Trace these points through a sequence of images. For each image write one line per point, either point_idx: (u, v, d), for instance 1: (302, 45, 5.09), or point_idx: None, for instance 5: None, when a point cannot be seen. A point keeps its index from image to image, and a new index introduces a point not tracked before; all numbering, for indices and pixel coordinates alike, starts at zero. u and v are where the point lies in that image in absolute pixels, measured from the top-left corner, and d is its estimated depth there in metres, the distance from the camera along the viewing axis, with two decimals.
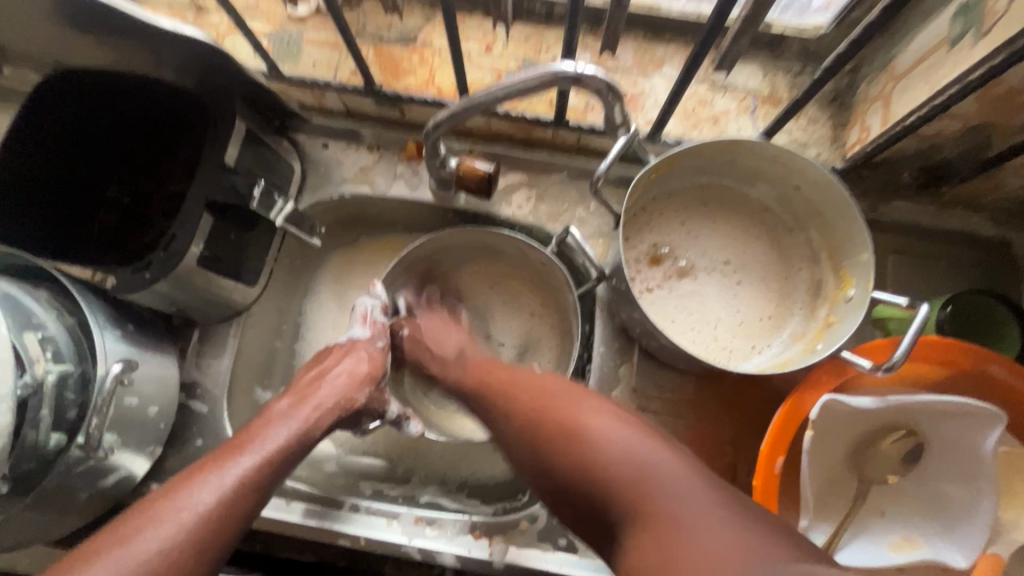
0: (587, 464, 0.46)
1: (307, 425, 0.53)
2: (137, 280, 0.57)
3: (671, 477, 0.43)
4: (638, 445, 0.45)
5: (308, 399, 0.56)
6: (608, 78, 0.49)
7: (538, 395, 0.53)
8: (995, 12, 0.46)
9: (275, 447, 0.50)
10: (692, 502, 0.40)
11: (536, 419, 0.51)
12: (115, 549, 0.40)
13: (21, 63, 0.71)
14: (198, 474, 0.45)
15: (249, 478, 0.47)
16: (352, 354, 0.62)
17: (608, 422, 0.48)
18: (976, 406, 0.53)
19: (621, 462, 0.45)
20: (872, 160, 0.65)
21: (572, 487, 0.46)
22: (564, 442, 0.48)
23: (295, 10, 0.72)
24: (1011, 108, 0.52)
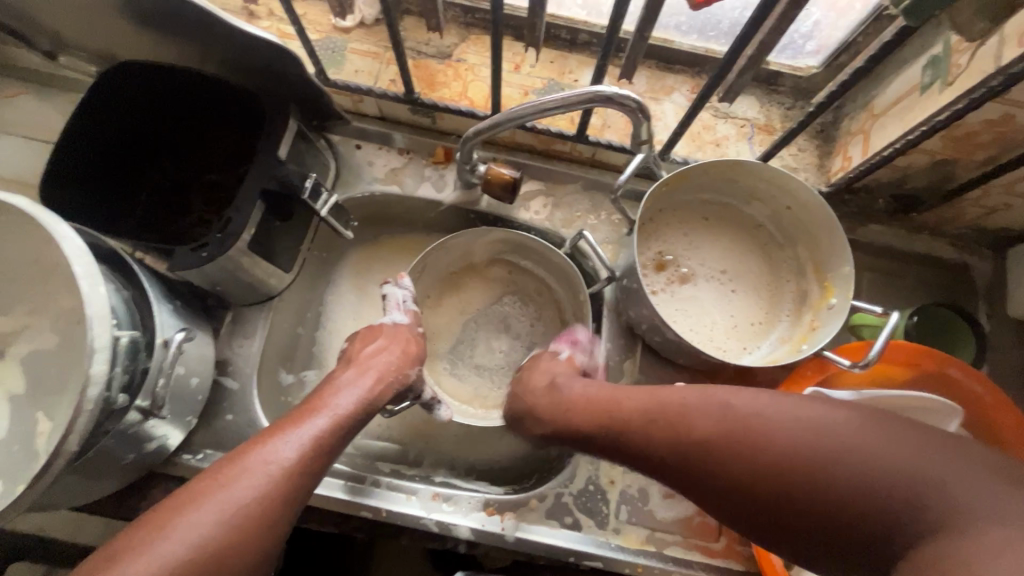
0: (810, 486, 0.43)
1: (370, 394, 0.59)
2: (193, 258, 0.61)
3: (940, 469, 0.40)
4: (867, 437, 0.43)
5: (369, 372, 0.62)
6: (639, 99, 0.56)
7: (716, 428, 0.49)
8: (957, 66, 0.55)
9: (343, 411, 0.56)
10: (968, 487, 0.39)
11: (715, 440, 0.48)
12: (217, 489, 0.45)
13: (78, 53, 0.75)
14: (279, 431, 0.51)
15: (324, 436, 0.53)
16: (399, 336, 0.67)
17: (793, 421, 0.46)
18: (935, 400, 0.61)
19: (849, 482, 0.42)
20: (852, 186, 0.74)
21: (800, 514, 0.43)
22: (771, 464, 0.45)
23: (342, 21, 0.78)
24: (970, 147, 0.61)
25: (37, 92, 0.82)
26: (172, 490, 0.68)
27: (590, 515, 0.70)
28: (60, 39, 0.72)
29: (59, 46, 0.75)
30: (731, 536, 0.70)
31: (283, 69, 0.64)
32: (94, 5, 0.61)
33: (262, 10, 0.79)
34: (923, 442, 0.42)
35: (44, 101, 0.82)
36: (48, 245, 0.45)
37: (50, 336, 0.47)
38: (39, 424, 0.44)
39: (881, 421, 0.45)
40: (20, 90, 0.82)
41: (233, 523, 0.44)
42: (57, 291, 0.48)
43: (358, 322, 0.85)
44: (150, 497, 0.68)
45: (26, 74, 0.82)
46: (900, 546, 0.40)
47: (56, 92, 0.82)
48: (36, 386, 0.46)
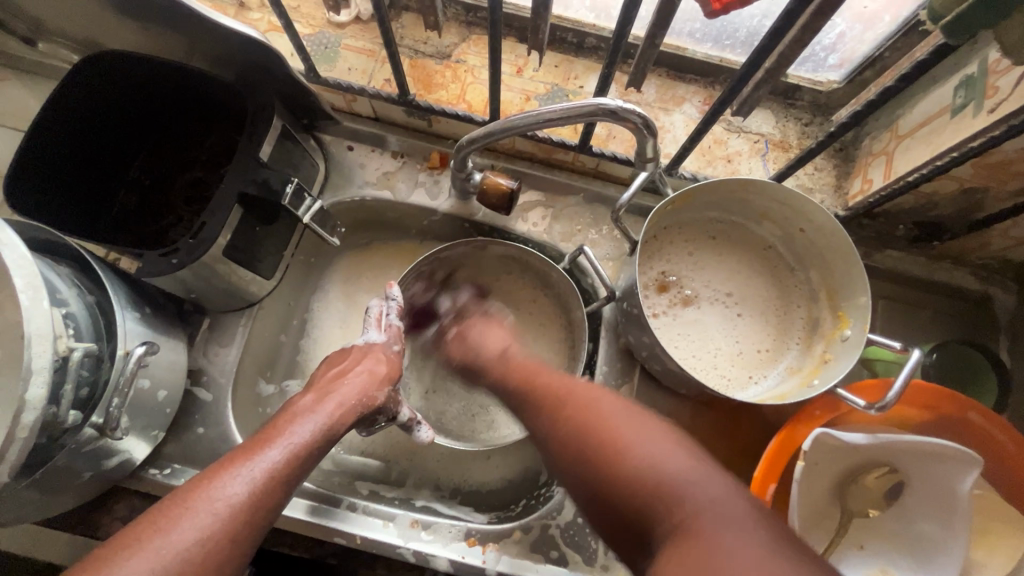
0: (619, 476, 0.43)
1: (331, 421, 0.55)
2: (163, 264, 0.57)
3: (712, 505, 0.39)
4: (689, 469, 0.42)
5: (329, 397, 0.58)
6: (646, 115, 0.52)
7: (586, 411, 0.49)
8: (996, 88, 0.51)
9: (300, 441, 0.52)
10: (726, 523, 0.38)
11: (572, 425, 0.49)
12: (152, 538, 0.42)
13: (58, 40, 0.72)
14: (227, 466, 0.48)
15: (280, 469, 0.49)
16: (371, 356, 0.63)
17: (637, 436, 0.45)
18: (953, 448, 0.56)
19: (658, 474, 0.42)
20: (872, 211, 0.69)
21: (606, 501, 0.44)
22: (599, 454, 0.46)
23: (336, 16, 0.74)
24: (1003, 175, 0.56)
25: (18, 78, 0.78)
26: (137, 505, 0.65)
27: (578, 550, 0.66)
28: (39, 25, 0.69)
29: (38, 32, 0.71)
30: None
31: (267, 65, 0.60)
32: None
33: (253, 1, 0.75)
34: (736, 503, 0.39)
35: (23, 89, 0.78)
36: None
37: None
38: None
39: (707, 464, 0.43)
40: None
41: (172, 573, 0.40)
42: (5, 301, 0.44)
43: (344, 331, 0.81)
44: (114, 513, 0.64)
45: (6, 60, 0.78)
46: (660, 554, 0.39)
47: (37, 79, 0.78)
48: None
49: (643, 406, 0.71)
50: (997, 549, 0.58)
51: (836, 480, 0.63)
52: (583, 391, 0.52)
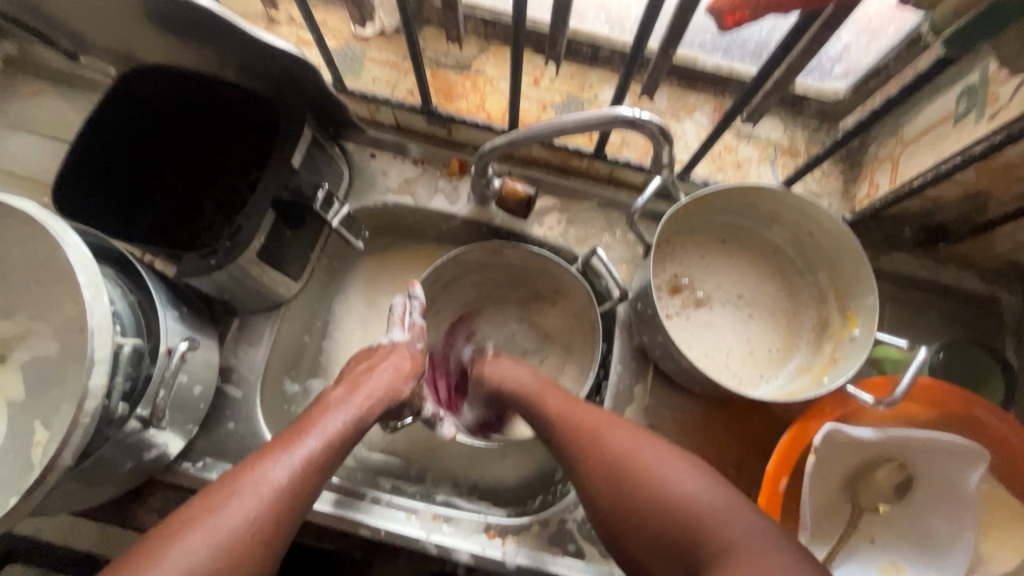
0: (662, 511, 0.49)
1: (362, 412, 0.58)
2: (202, 265, 0.60)
3: (749, 534, 0.46)
4: (721, 501, 0.49)
5: (360, 389, 0.60)
6: (662, 124, 0.55)
7: (616, 446, 0.55)
8: (997, 96, 0.53)
9: (335, 430, 0.54)
10: (757, 545, 0.45)
11: (605, 458, 0.54)
12: (206, 518, 0.45)
13: (98, 54, 0.75)
14: (269, 452, 0.50)
15: (317, 456, 0.51)
16: (397, 351, 0.66)
17: (670, 473, 0.51)
18: (962, 444, 0.59)
19: (698, 507, 0.48)
20: (879, 214, 0.71)
21: (649, 530, 0.50)
22: (640, 491, 0.51)
23: (361, 30, 0.77)
24: (1006, 180, 0.58)
25: (58, 91, 0.83)
26: (171, 497, 0.67)
27: (595, 543, 0.68)
28: (81, 40, 0.73)
29: (80, 46, 0.75)
30: None
31: (299, 77, 0.64)
32: (108, 9, 0.61)
33: (282, 16, 0.78)
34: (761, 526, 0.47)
35: (63, 100, 0.82)
36: (55, 253, 0.45)
37: (52, 343, 0.47)
38: (37, 434, 0.44)
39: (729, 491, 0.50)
40: (40, 88, 0.82)
41: (225, 550, 0.44)
42: (62, 298, 0.47)
43: (366, 332, 0.84)
44: (148, 505, 0.67)
45: (46, 73, 0.83)
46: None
47: (76, 92, 0.83)
48: (36, 396, 0.46)
49: (657, 404, 0.73)
50: (1005, 543, 0.60)
51: (848, 475, 0.65)
52: (610, 425, 0.58)
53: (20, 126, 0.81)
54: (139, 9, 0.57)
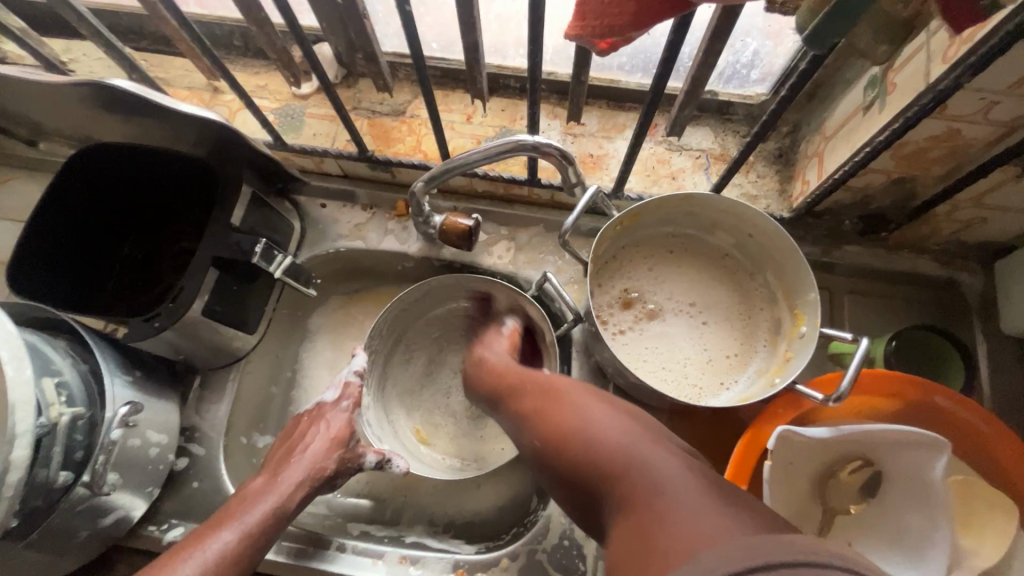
0: (583, 453, 0.45)
1: (283, 500, 0.61)
2: (147, 329, 0.62)
3: (664, 465, 0.41)
4: (632, 439, 0.44)
5: (282, 477, 0.63)
6: (561, 147, 0.56)
7: (547, 397, 0.53)
8: (893, 85, 0.54)
9: (253, 521, 0.58)
10: (676, 484, 0.39)
11: (544, 413, 0.52)
12: None
13: (55, 139, 0.80)
14: (181, 552, 0.54)
15: (229, 550, 0.55)
16: (321, 421, 0.68)
17: (592, 416, 0.48)
18: (925, 435, 0.56)
19: (610, 445, 0.44)
20: (815, 210, 0.71)
21: (573, 476, 0.46)
22: (561, 432, 0.48)
23: (299, 89, 0.81)
24: (924, 163, 0.58)
25: (24, 177, 0.87)
26: (138, 562, 0.67)
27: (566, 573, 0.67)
28: (37, 128, 0.77)
29: (38, 134, 0.79)
30: None
31: (231, 142, 0.66)
32: (49, 98, 0.65)
33: (225, 84, 0.82)
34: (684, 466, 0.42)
35: (29, 185, 0.87)
36: None
37: None
38: None
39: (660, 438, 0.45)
40: (8, 176, 0.87)
41: None
42: None
43: (332, 378, 0.85)
44: (116, 573, 0.67)
45: (13, 162, 0.88)
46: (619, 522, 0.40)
47: (42, 176, 0.87)
48: None
49: None
50: (982, 535, 0.58)
51: (814, 479, 0.63)
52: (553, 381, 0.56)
53: None
54: (73, 97, 0.62)
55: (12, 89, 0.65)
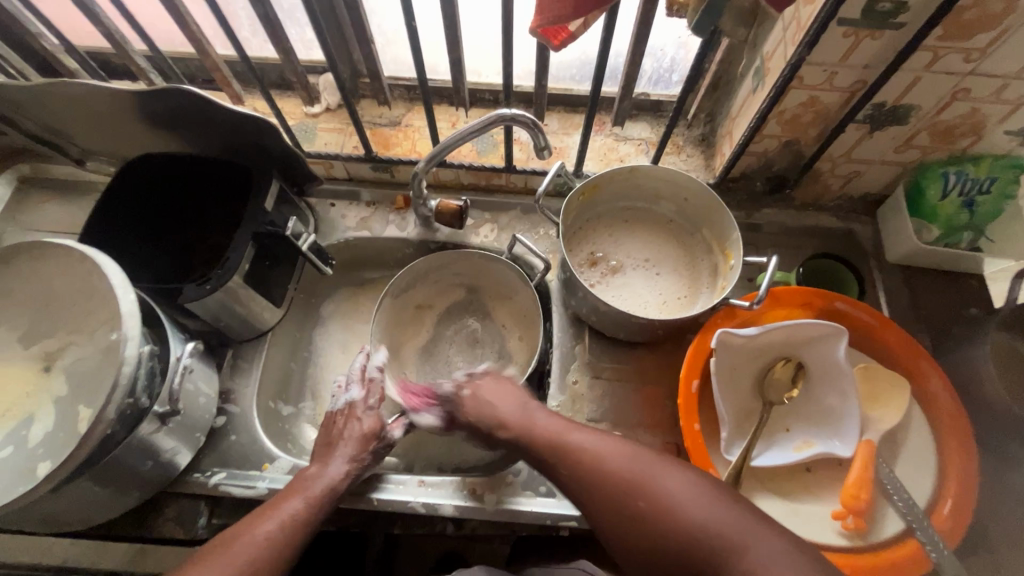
0: (664, 518, 0.54)
1: (336, 480, 0.70)
2: (200, 291, 0.74)
3: (757, 544, 0.50)
4: (715, 504, 0.54)
5: (330, 460, 0.72)
6: (533, 117, 0.72)
7: (619, 470, 0.59)
8: (767, 68, 0.74)
9: (317, 494, 0.68)
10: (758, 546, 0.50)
11: (584, 457, 0.61)
12: (210, 560, 0.58)
13: (101, 158, 0.93)
14: (258, 514, 0.64)
15: (296, 517, 0.65)
16: (354, 417, 0.77)
17: (672, 489, 0.56)
18: (824, 324, 0.73)
19: (692, 513, 0.53)
20: (733, 176, 0.91)
21: (643, 518, 0.55)
22: (649, 525, 0.55)
23: (311, 109, 0.98)
24: (801, 126, 0.79)
25: (64, 197, 1.00)
26: (185, 506, 0.76)
27: None
28: (86, 148, 0.90)
29: (86, 154, 0.93)
30: None
31: (263, 142, 0.81)
32: (113, 113, 0.78)
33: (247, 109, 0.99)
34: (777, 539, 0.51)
35: (70, 202, 0.99)
36: (92, 272, 0.59)
37: (88, 346, 0.59)
38: (79, 413, 0.56)
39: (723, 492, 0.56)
40: (51, 196, 0.99)
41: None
42: (94, 310, 0.60)
43: (345, 354, 0.97)
44: (165, 516, 0.75)
45: (55, 184, 1.00)
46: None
47: (82, 195, 1.00)
48: (78, 387, 0.58)
49: (597, 358, 0.87)
50: (886, 405, 0.73)
51: (754, 378, 0.78)
52: (616, 458, 0.60)
53: (33, 228, 0.97)
54: (130, 105, 0.76)
55: (76, 107, 0.79)
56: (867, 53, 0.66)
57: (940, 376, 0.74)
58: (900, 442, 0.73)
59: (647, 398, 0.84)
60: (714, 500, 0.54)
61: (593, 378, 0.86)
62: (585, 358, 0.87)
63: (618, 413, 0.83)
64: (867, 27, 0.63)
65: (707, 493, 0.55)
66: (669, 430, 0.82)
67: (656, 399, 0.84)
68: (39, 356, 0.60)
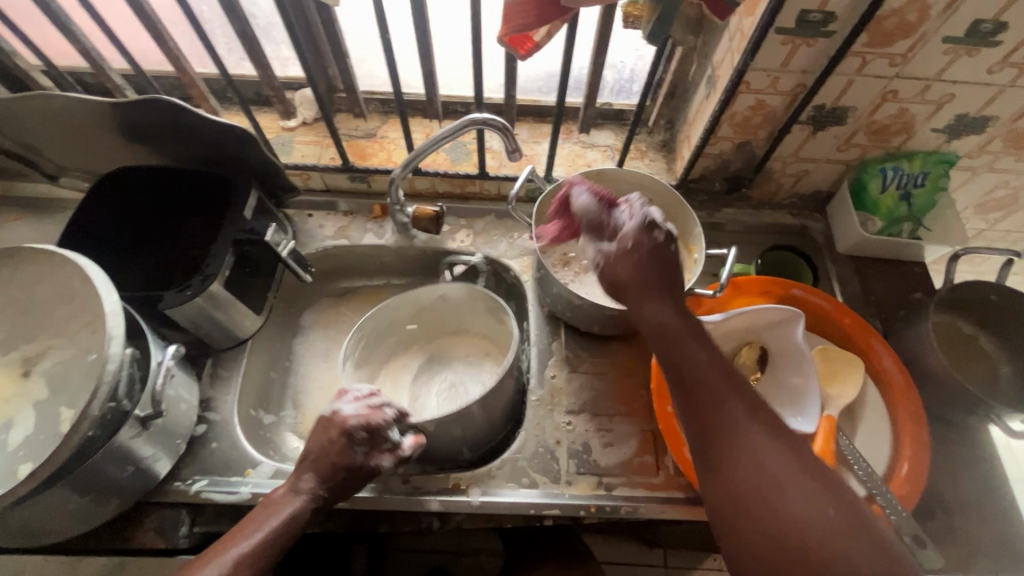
0: (780, 526, 0.50)
1: (300, 507, 0.65)
2: (180, 297, 0.75)
3: None
4: (845, 544, 0.48)
5: (300, 483, 0.67)
6: (503, 120, 0.76)
7: (746, 461, 0.53)
8: (717, 74, 0.81)
9: (277, 524, 0.63)
10: None
11: (719, 425, 0.56)
12: None
13: (74, 175, 0.93)
14: (214, 551, 0.59)
15: (256, 551, 0.60)
16: (339, 434, 0.68)
17: (801, 508, 0.50)
18: (782, 310, 0.77)
19: (812, 541, 0.49)
20: (693, 177, 0.97)
21: (754, 513, 0.51)
22: (763, 500, 0.51)
23: (288, 123, 1.01)
24: (751, 128, 0.85)
25: (35, 214, 0.99)
26: (166, 515, 0.75)
27: (545, 473, 0.80)
28: (60, 164, 0.90)
29: (60, 170, 0.93)
30: (670, 471, 0.80)
31: (241, 153, 0.83)
32: (93, 128, 0.80)
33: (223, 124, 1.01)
34: None
35: (42, 220, 0.98)
36: (73, 277, 0.60)
37: (68, 349, 0.60)
38: (61, 415, 0.56)
39: (863, 534, 0.49)
40: (21, 214, 0.98)
41: None
42: (75, 313, 0.61)
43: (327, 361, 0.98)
44: (145, 526, 0.74)
45: (26, 202, 1.00)
46: None
47: (54, 212, 0.99)
48: (59, 389, 0.58)
49: (573, 352, 0.90)
50: (843, 383, 0.78)
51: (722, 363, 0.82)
52: (747, 434, 0.55)
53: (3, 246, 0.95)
54: (109, 118, 0.77)
55: (54, 122, 0.80)
56: (804, 59, 0.73)
57: (890, 353, 0.79)
58: (858, 417, 0.78)
59: (622, 389, 0.88)
60: (840, 507, 0.50)
61: (570, 372, 0.89)
62: (562, 353, 0.90)
63: (595, 404, 0.86)
64: (802, 36, 0.70)
65: (832, 492, 0.51)
66: (645, 418, 0.85)
67: (631, 389, 0.87)
68: (18, 362, 0.60)
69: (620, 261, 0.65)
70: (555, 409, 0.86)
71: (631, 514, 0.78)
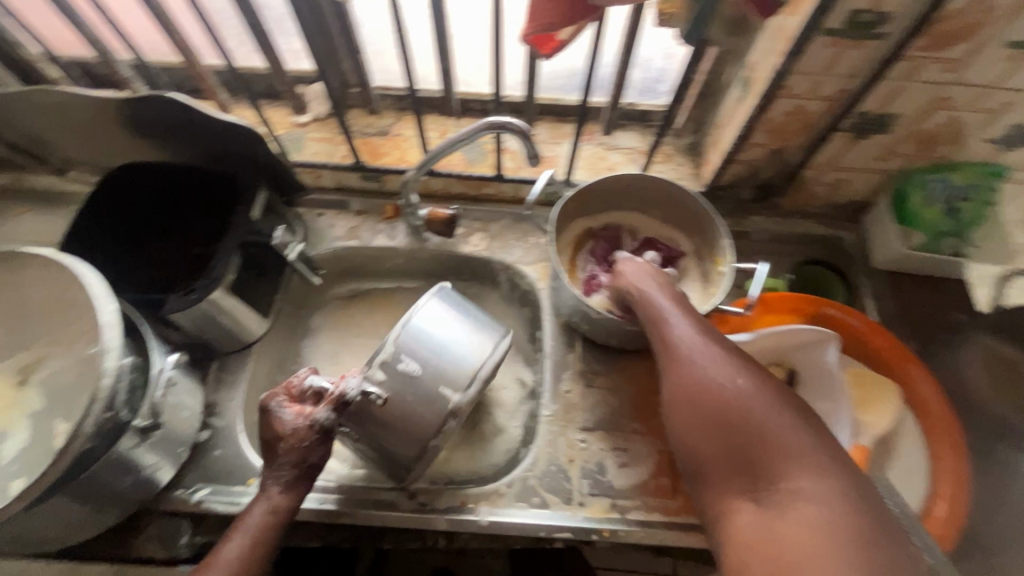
0: (723, 410, 0.54)
1: (274, 501, 0.64)
2: (185, 303, 0.72)
3: (803, 470, 0.49)
4: (783, 425, 0.52)
5: (269, 479, 0.65)
6: (523, 125, 0.72)
7: (696, 362, 0.58)
8: (754, 77, 0.75)
9: (253, 528, 0.62)
10: (809, 479, 0.48)
11: (673, 336, 0.62)
12: None
13: (82, 168, 0.91)
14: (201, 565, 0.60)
15: (240, 556, 0.60)
16: (290, 430, 0.64)
17: (746, 395, 0.54)
18: (818, 330, 0.74)
19: (754, 421, 0.53)
20: (722, 184, 0.91)
21: (702, 403, 0.56)
22: (731, 423, 0.54)
23: (300, 118, 0.97)
24: (788, 134, 0.80)
25: (43, 207, 0.97)
26: (167, 524, 0.74)
27: (556, 493, 0.77)
28: (67, 157, 0.88)
29: (68, 164, 0.90)
30: (687, 495, 0.77)
31: (250, 152, 0.80)
32: (100, 123, 0.78)
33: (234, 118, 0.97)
34: (832, 482, 0.48)
35: (50, 213, 0.97)
36: (71, 283, 0.58)
37: (65, 358, 0.57)
38: (55, 428, 0.54)
39: (803, 420, 0.53)
40: (29, 207, 0.97)
41: None
42: (73, 321, 0.58)
43: (335, 366, 0.95)
44: (146, 535, 0.73)
45: (34, 194, 0.98)
46: (744, 490, 0.51)
47: (62, 205, 0.97)
48: (54, 401, 0.56)
49: (589, 367, 0.86)
50: (877, 410, 0.73)
51: None
52: (714, 367, 0.57)
53: (9, 239, 0.94)
54: (117, 113, 0.75)
55: (61, 116, 0.78)
56: (850, 64, 0.68)
57: (928, 380, 0.75)
58: (892, 447, 0.74)
59: (640, 407, 0.84)
60: (812, 431, 0.52)
61: (585, 387, 0.85)
62: (577, 367, 0.87)
63: (612, 423, 0.82)
64: (849, 38, 0.64)
65: (802, 417, 0.53)
66: (663, 438, 0.81)
67: (649, 407, 0.83)
68: (15, 370, 0.58)
69: (620, 276, 0.73)
70: (568, 426, 0.82)
71: (646, 540, 0.74)
